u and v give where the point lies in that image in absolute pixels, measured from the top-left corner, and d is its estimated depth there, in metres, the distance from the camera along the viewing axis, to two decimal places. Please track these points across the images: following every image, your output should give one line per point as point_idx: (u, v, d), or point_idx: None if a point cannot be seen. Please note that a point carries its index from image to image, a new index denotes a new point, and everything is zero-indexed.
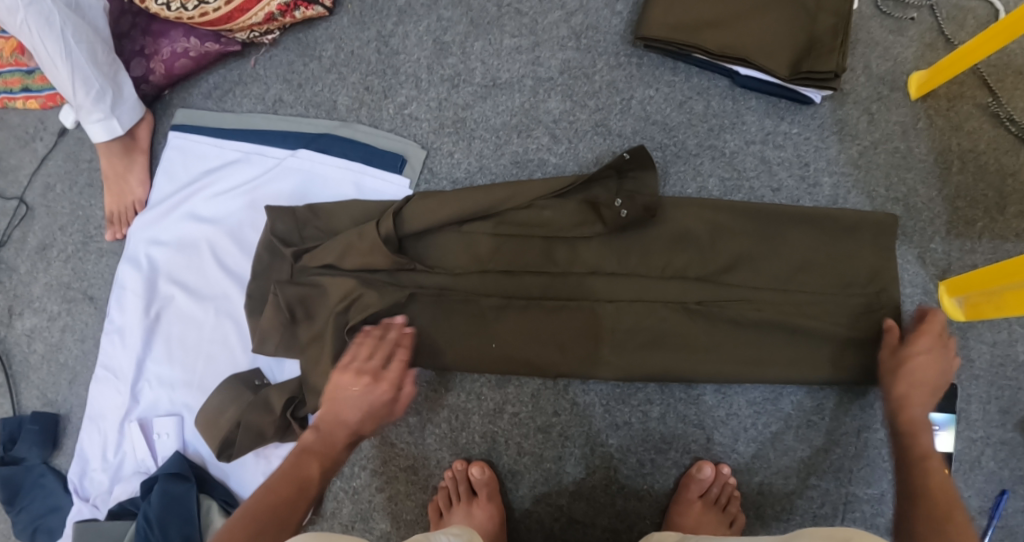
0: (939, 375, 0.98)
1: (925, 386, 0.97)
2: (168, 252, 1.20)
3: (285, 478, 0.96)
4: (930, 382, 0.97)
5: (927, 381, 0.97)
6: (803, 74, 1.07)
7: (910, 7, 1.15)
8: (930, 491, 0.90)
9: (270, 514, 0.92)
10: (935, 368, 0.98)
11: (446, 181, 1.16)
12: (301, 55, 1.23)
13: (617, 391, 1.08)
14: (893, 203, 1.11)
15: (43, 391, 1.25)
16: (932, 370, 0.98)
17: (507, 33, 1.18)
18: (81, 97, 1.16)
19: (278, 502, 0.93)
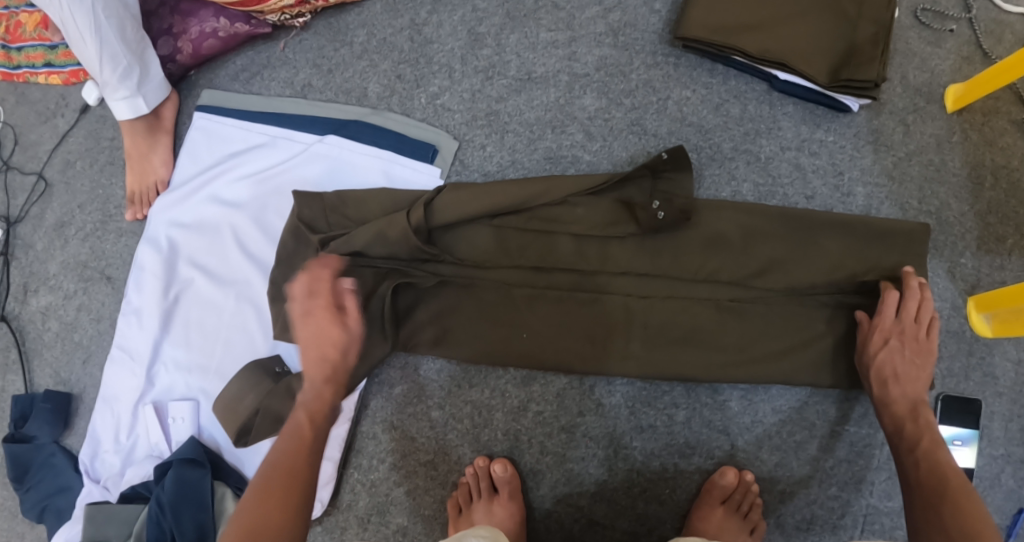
0: (922, 357, 0.98)
1: (909, 376, 0.98)
2: (189, 234, 1.18)
3: (285, 437, 0.95)
4: (913, 370, 0.98)
5: (908, 372, 0.98)
6: (843, 82, 1.06)
7: (949, 19, 1.13)
8: (926, 480, 0.92)
9: (282, 475, 0.91)
10: (915, 350, 0.99)
11: (477, 174, 1.15)
12: (331, 41, 1.22)
13: (642, 393, 1.07)
14: (925, 216, 1.09)
15: (56, 369, 1.24)
16: (906, 362, 0.98)
17: (543, 27, 1.17)
18: (107, 74, 1.14)
19: (287, 463, 0.92)
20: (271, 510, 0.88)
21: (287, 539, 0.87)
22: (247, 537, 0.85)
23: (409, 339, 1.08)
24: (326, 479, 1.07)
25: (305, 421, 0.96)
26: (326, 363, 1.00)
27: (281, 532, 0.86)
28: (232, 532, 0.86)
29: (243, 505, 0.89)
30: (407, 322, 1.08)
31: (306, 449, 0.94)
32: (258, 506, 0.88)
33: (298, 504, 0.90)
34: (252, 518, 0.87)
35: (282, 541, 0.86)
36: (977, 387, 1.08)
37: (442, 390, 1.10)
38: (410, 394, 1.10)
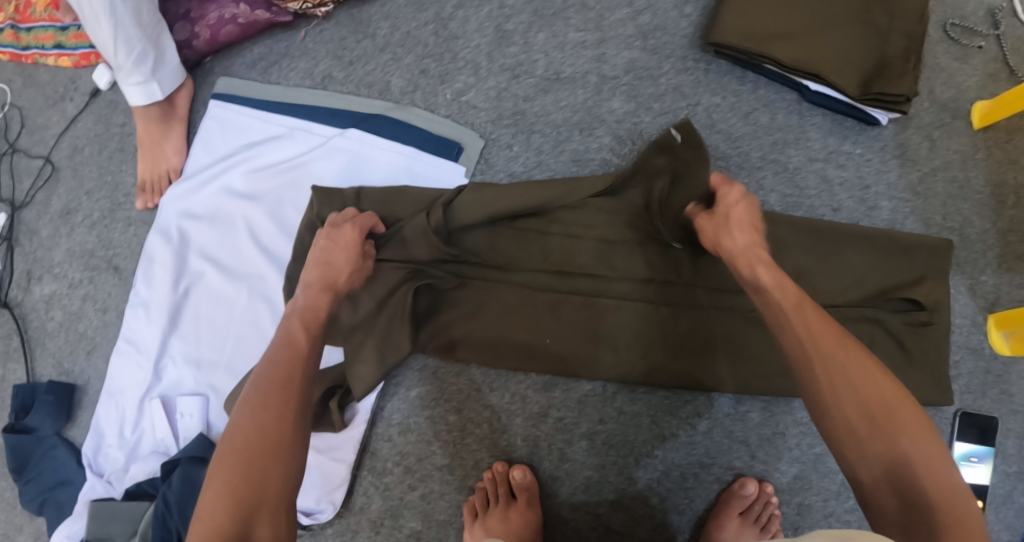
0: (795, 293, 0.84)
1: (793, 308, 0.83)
2: (201, 226, 1.15)
3: (275, 346, 0.89)
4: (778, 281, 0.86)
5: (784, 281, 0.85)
6: (874, 95, 1.06)
7: (977, 35, 1.13)
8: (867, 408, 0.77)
9: (276, 386, 0.85)
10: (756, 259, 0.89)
11: (502, 174, 1.13)
12: (354, 32, 1.19)
13: (664, 402, 1.06)
14: (948, 232, 1.09)
15: (59, 359, 1.21)
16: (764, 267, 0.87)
17: (572, 27, 1.15)
18: (122, 57, 1.10)
19: (282, 373, 0.86)
20: (272, 422, 0.83)
21: (287, 451, 0.83)
22: (240, 447, 0.82)
23: (429, 341, 1.06)
24: (340, 481, 1.06)
25: (298, 329, 0.90)
26: (329, 275, 0.95)
27: (278, 447, 0.82)
28: (226, 443, 0.83)
29: (238, 415, 0.84)
30: (428, 324, 1.06)
31: (300, 358, 0.88)
32: (250, 417, 0.83)
33: (297, 420, 0.85)
34: (243, 431, 0.82)
35: (280, 454, 0.82)
36: (993, 404, 1.08)
37: (462, 393, 1.08)
38: (428, 397, 1.08)
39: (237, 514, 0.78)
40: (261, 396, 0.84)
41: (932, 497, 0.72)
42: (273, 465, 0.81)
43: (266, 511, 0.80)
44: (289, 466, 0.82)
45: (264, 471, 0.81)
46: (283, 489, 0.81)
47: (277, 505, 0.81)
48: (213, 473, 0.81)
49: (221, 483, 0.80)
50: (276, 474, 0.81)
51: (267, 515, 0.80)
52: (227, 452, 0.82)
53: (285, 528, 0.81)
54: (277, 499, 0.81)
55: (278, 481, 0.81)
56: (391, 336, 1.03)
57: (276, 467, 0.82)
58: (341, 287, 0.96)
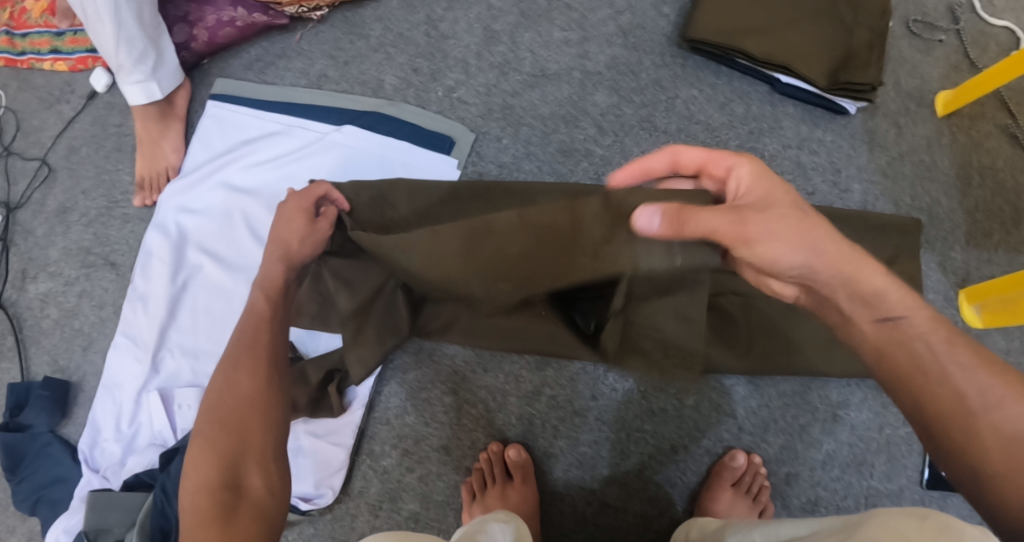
0: (788, 208, 0.80)
1: (767, 192, 0.81)
2: (198, 221, 1.18)
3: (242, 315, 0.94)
4: (800, 241, 0.78)
5: (770, 199, 0.81)
6: (842, 85, 1.13)
7: (938, 30, 1.21)
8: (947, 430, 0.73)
9: (245, 346, 0.91)
10: (766, 195, 0.81)
11: (492, 165, 1.18)
12: (348, 34, 1.25)
13: (654, 378, 1.10)
14: (917, 212, 1.15)
15: (54, 356, 1.21)
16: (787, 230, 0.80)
17: (557, 26, 1.22)
18: (123, 57, 1.14)
19: (248, 334, 0.92)
20: (247, 382, 0.89)
21: (269, 406, 0.88)
22: (218, 409, 0.87)
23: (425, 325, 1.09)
24: (339, 465, 1.08)
25: (258, 295, 0.95)
26: (285, 249, 0.97)
27: (254, 404, 0.88)
28: (208, 406, 0.88)
29: (219, 382, 0.89)
30: (425, 309, 1.09)
31: (267, 322, 0.93)
32: (225, 380, 0.89)
33: (276, 381, 0.90)
34: (217, 394, 0.88)
35: (258, 407, 0.88)
36: None
37: (457, 375, 1.11)
38: (424, 379, 1.11)
39: (223, 465, 0.84)
40: (232, 358, 0.90)
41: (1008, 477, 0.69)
42: (252, 419, 0.87)
43: (252, 459, 0.85)
44: (270, 419, 0.88)
45: (244, 426, 0.87)
46: (268, 440, 0.87)
47: (263, 454, 0.86)
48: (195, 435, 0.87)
49: (202, 442, 0.86)
50: (259, 427, 0.87)
51: (254, 462, 0.86)
52: (207, 415, 0.87)
53: (274, 475, 0.86)
54: (262, 449, 0.86)
55: (260, 432, 0.87)
56: (391, 316, 1.06)
57: (256, 420, 0.87)
58: (297, 255, 0.97)
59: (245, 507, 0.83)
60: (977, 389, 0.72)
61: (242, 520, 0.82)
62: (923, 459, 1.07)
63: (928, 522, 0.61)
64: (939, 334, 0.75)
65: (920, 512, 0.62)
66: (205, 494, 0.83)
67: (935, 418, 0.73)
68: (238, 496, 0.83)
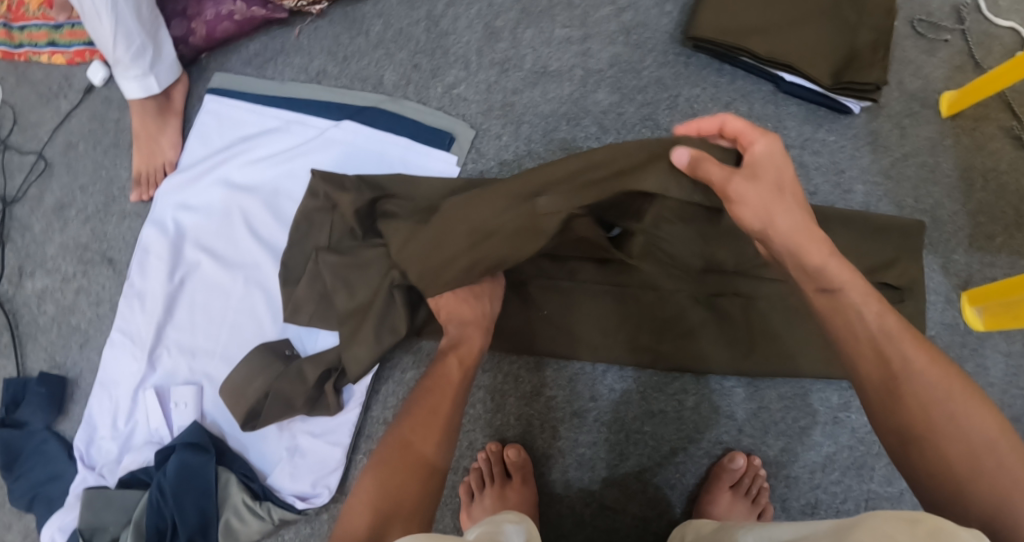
0: (770, 184, 0.84)
1: (770, 172, 0.85)
2: (197, 217, 1.17)
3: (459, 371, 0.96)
4: (762, 208, 0.84)
5: (767, 171, 0.85)
6: (845, 84, 1.12)
7: (942, 30, 1.20)
8: (893, 422, 0.75)
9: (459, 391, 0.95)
10: (768, 175, 0.85)
11: (492, 162, 1.17)
12: (348, 29, 1.24)
13: (653, 379, 1.09)
14: (920, 214, 1.15)
15: (51, 353, 1.21)
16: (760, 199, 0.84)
17: (559, 23, 1.21)
18: (121, 52, 1.13)
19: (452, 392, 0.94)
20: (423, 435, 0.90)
21: (429, 469, 0.88)
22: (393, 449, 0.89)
23: (423, 324, 1.09)
24: (336, 465, 1.08)
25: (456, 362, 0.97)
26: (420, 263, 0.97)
27: (415, 461, 0.88)
28: (381, 460, 0.89)
29: (404, 436, 0.90)
30: (422, 308, 1.09)
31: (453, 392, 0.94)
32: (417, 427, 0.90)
33: (440, 447, 0.90)
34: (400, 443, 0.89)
35: (420, 471, 0.88)
36: (970, 377, 1.11)
37: None
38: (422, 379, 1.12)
39: (375, 523, 0.83)
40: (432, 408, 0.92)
41: (946, 471, 0.71)
42: (409, 482, 0.87)
43: (397, 523, 0.83)
44: (425, 484, 0.87)
45: (403, 483, 0.87)
46: (415, 501, 0.86)
47: (411, 516, 0.85)
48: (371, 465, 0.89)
49: (370, 477, 0.88)
50: (414, 487, 0.87)
51: (401, 523, 0.84)
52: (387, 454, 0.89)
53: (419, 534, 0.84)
54: (412, 512, 0.85)
55: (414, 493, 0.86)
56: (388, 316, 1.05)
57: (410, 483, 0.87)
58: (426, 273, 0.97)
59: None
60: (906, 371, 0.75)
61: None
62: None
63: (921, 526, 0.60)
64: (875, 309, 0.78)
65: (911, 516, 0.62)
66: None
67: (879, 411, 0.76)
68: None
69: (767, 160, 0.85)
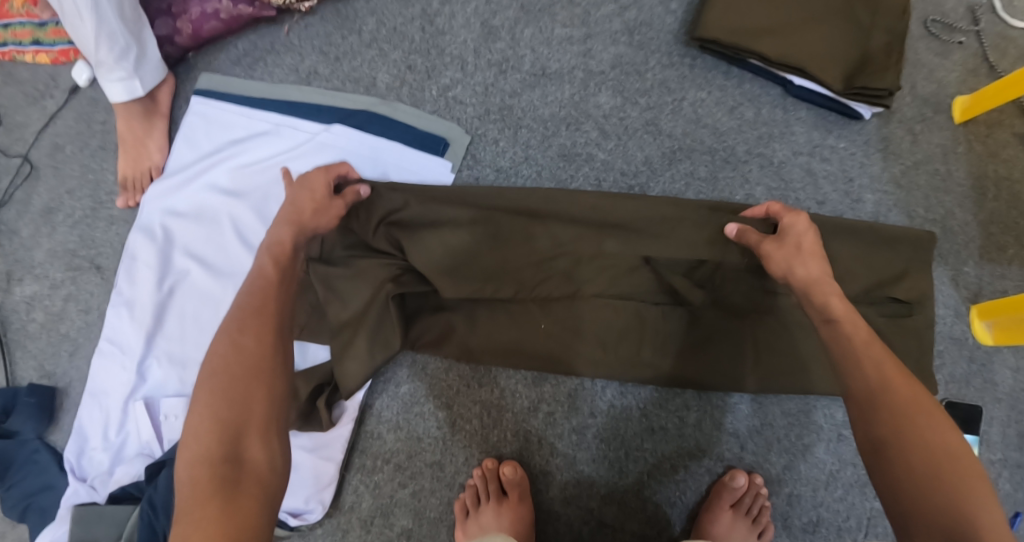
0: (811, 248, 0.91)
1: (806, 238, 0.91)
2: (185, 224, 1.13)
3: (252, 279, 0.91)
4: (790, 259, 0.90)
5: (803, 237, 0.91)
6: (857, 89, 1.07)
7: (956, 31, 1.15)
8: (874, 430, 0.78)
9: (256, 314, 0.88)
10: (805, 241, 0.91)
11: (489, 169, 1.13)
12: (339, 28, 1.19)
13: (654, 396, 1.07)
14: (931, 224, 1.11)
15: (41, 361, 1.18)
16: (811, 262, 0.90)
17: (559, 22, 1.16)
18: (103, 53, 1.09)
19: (258, 301, 0.89)
20: (244, 340, 0.86)
21: (266, 371, 0.85)
22: (221, 366, 0.84)
23: (419, 337, 1.06)
24: (329, 480, 1.06)
25: (268, 261, 0.92)
26: (296, 214, 0.96)
27: (253, 365, 0.84)
28: (210, 376, 0.84)
29: (217, 345, 0.86)
30: (417, 321, 1.06)
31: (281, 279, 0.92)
32: (244, 338, 0.86)
33: (270, 374, 0.85)
34: (226, 355, 0.84)
35: (263, 372, 0.84)
36: (977, 393, 1.09)
37: (451, 390, 1.08)
38: (417, 394, 1.08)
39: (223, 438, 0.80)
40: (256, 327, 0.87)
41: (915, 475, 0.74)
42: (253, 385, 0.83)
43: (252, 432, 0.82)
44: (272, 391, 0.84)
45: (244, 392, 0.83)
46: (270, 411, 0.84)
47: (265, 424, 0.83)
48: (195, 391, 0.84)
49: (201, 407, 0.82)
50: (261, 400, 0.83)
51: (255, 435, 0.82)
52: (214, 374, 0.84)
53: (276, 448, 0.82)
54: (265, 418, 0.83)
55: (262, 401, 0.83)
56: (382, 329, 1.03)
57: (256, 389, 0.84)
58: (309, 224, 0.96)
59: (248, 481, 0.79)
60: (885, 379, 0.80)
61: (246, 496, 0.78)
62: None
63: None
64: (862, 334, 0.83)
65: None
66: (205, 466, 0.79)
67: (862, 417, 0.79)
68: (238, 469, 0.79)
69: (803, 231, 0.92)
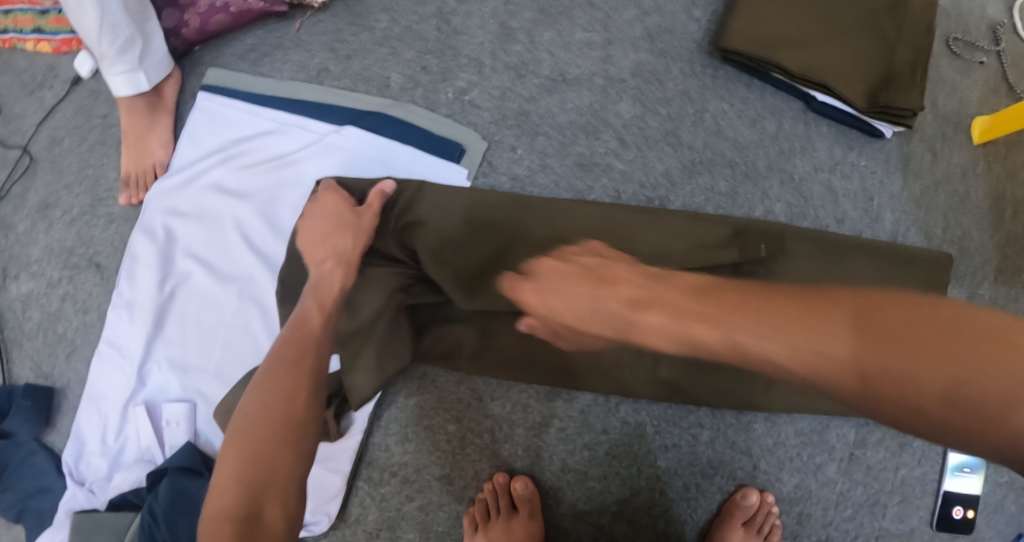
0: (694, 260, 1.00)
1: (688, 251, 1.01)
2: (188, 224, 1.09)
3: (287, 343, 0.99)
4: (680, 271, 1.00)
5: (680, 256, 1.01)
6: (880, 108, 1.05)
7: (978, 49, 1.13)
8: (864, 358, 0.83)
9: (293, 369, 0.97)
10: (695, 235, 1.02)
11: (505, 176, 1.10)
12: (351, 25, 1.15)
13: (669, 412, 1.05)
14: (948, 245, 1.09)
15: (37, 361, 1.15)
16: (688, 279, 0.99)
17: (579, 26, 1.13)
18: (106, 46, 1.06)
19: (293, 364, 0.97)
20: (279, 391, 0.96)
21: (293, 434, 0.94)
22: (259, 418, 0.94)
23: (429, 349, 1.03)
24: (336, 492, 1.04)
25: (312, 308, 1.00)
26: (330, 243, 1.02)
27: (283, 420, 0.94)
28: (240, 427, 0.94)
29: (251, 397, 0.95)
30: (427, 333, 1.02)
31: (313, 347, 0.98)
32: (279, 390, 0.96)
33: (296, 436, 0.94)
34: (262, 406, 0.94)
35: (288, 438, 0.93)
36: None
37: (463, 403, 1.06)
38: (426, 406, 1.06)
39: (246, 493, 0.89)
40: (288, 382, 0.96)
41: (953, 392, 0.77)
42: (280, 451, 0.92)
43: (272, 491, 0.90)
44: (297, 451, 0.93)
45: (273, 456, 0.91)
46: (295, 470, 0.93)
47: (284, 489, 0.91)
48: (229, 439, 0.93)
49: (234, 450, 0.92)
50: (283, 461, 0.92)
51: (275, 495, 0.90)
52: (249, 420, 0.94)
53: (292, 507, 0.91)
54: (284, 484, 0.91)
55: (286, 464, 0.92)
56: (391, 341, 1.01)
57: (282, 454, 0.92)
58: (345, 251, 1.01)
59: (260, 539, 0.86)
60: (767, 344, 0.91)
61: None
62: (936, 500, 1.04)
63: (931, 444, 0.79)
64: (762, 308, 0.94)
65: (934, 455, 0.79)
66: (224, 524, 0.86)
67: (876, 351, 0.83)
68: (253, 529, 0.86)
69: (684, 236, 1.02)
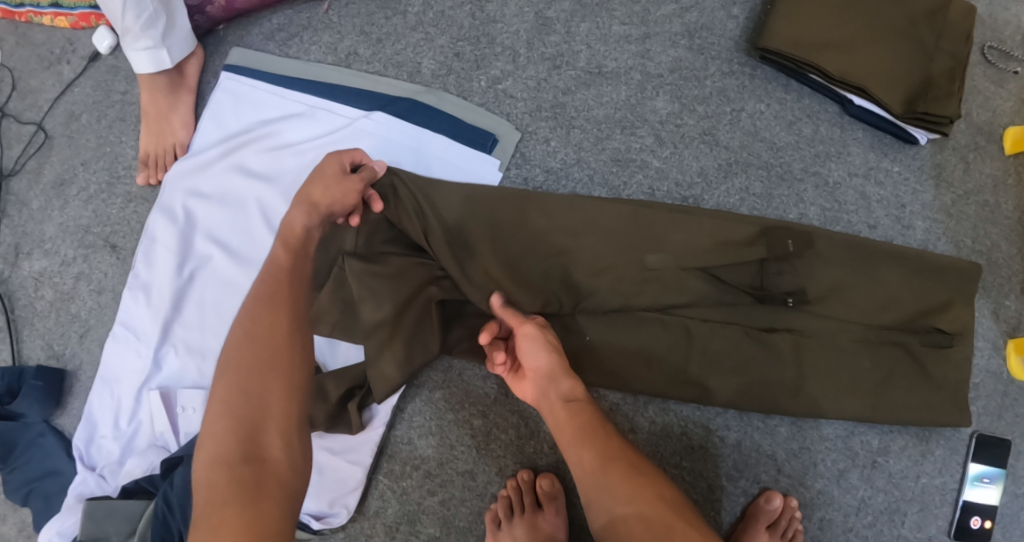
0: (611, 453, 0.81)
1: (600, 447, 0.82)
2: (208, 206, 1.06)
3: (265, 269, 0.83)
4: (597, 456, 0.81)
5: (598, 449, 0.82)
6: (918, 114, 1.04)
7: (1014, 60, 1.13)
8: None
9: (268, 303, 0.80)
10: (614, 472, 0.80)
11: (538, 169, 1.09)
12: (383, 8, 1.12)
13: (695, 414, 1.06)
14: (976, 255, 1.09)
15: (49, 341, 1.11)
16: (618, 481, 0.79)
17: (617, 19, 1.11)
18: (130, 21, 1.02)
19: (269, 289, 0.81)
20: (258, 324, 0.78)
21: (284, 358, 0.78)
22: (245, 345, 0.77)
23: (456, 343, 1.02)
24: (355, 485, 1.02)
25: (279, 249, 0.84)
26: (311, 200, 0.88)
27: (270, 351, 0.77)
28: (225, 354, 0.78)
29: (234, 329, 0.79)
30: (454, 328, 1.02)
31: (288, 277, 0.82)
32: (257, 323, 0.78)
33: (286, 361, 0.77)
34: (246, 332, 0.78)
35: (280, 365, 0.77)
36: (1009, 426, 1.07)
37: (489, 399, 1.05)
38: (450, 400, 1.05)
39: (239, 435, 0.74)
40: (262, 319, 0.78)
41: None
42: (273, 378, 0.76)
43: (272, 428, 0.75)
44: (292, 382, 0.77)
45: (263, 381, 0.76)
46: (287, 404, 0.76)
47: (287, 420, 0.76)
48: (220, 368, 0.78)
49: (224, 384, 0.76)
50: (277, 389, 0.76)
51: (275, 431, 0.75)
52: (237, 346, 0.78)
53: (297, 443, 0.76)
54: (284, 414, 0.76)
55: (280, 395, 0.76)
56: (420, 333, 0.98)
57: (275, 380, 0.76)
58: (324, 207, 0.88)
59: (269, 482, 0.73)
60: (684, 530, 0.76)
61: (267, 499, 0.72)
62: (955, 510, 1.05)
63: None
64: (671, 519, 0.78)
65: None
66: (219, 469, 0.73)
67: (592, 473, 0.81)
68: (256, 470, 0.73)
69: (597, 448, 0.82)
